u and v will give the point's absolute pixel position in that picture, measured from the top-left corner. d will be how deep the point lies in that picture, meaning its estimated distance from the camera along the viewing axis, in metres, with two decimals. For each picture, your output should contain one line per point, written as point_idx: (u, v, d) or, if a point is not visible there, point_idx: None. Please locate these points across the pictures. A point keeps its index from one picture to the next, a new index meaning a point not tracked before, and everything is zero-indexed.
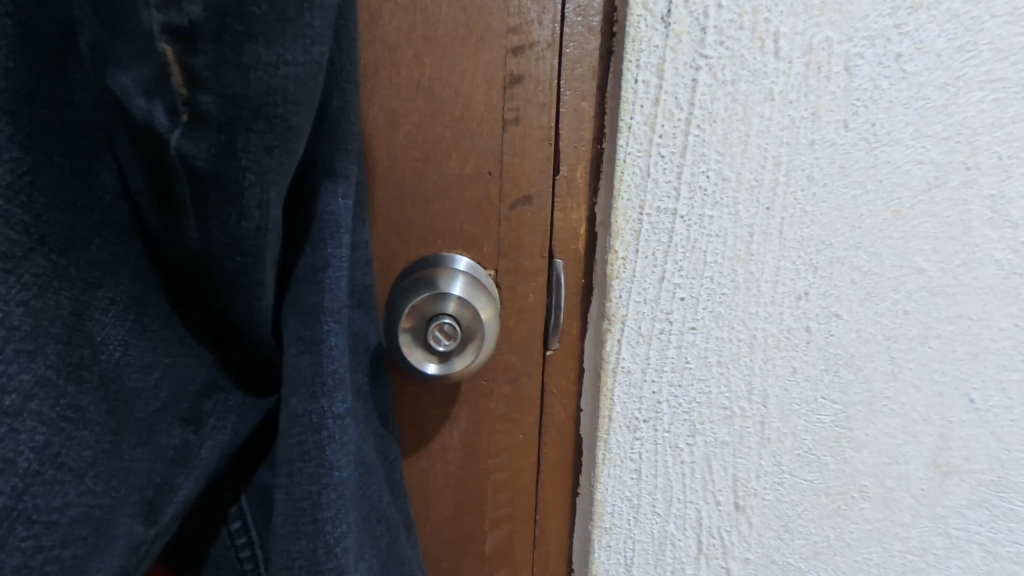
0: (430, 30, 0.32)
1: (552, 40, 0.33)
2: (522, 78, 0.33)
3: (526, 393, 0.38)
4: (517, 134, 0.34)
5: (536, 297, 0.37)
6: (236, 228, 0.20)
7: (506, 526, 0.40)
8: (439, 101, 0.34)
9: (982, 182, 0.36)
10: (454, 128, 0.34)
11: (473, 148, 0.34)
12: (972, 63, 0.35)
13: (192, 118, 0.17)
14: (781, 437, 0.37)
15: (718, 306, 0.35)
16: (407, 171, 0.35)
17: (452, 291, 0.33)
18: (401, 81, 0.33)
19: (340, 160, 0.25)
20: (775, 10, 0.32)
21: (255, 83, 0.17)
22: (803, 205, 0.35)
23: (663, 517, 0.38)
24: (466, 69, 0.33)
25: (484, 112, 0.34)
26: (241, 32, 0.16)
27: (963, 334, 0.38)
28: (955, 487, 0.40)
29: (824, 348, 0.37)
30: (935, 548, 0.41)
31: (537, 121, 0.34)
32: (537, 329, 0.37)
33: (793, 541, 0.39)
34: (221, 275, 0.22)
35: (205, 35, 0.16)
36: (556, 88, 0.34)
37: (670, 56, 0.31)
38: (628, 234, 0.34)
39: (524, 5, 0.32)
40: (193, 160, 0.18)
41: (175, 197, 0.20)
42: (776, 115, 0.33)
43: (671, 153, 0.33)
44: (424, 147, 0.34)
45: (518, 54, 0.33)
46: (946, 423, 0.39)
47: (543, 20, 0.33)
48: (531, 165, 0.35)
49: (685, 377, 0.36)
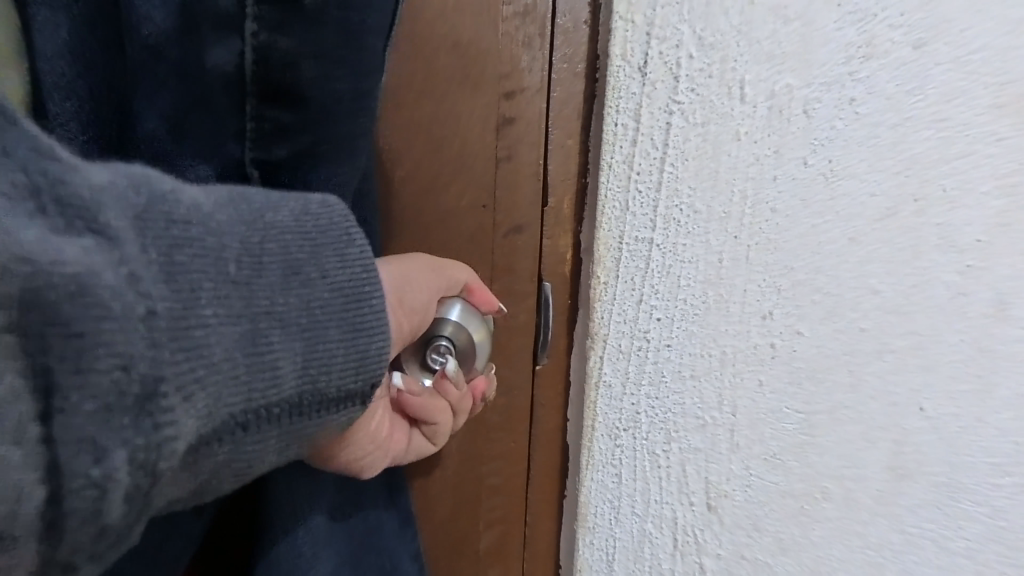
0: (430, 76, 0.36)
1: (541, 86, 0.37)
2: (514, 119, 0.37)
3: (517, 403, 0.42)
4: (509, 170, 0.38)
5: (525, 316, 0.41)
6: None
7: (498, 527, 0.44)
8: (438, 140, 0.37)
9: (929, 212, 0.40)
10: (453, 164, 0.38)
11: (469, 183, 0.38)
12: (919, 105, 0.39)
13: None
14: (749, 443, 0.40)
15: (691, 326, 0.39)
16: (409, 203, 0.38)
17: (449, 316, 0.36)
18: (403, 123, 0.37)
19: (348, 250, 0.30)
20: (741, 59, 0.35)
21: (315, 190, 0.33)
22: (768, 234, 0.38)
23: (641, 516, 0.42)
24: (467, 111, 0.37)
25: (479, 151, 0.38)
26: (310, 161, 0.32)
27: (916, 349, 0.42)
28: (910, 487, 0.44)
29: (790, 362, 0.39)
30: (892, 544, 0.45)
31: (527, 158, 0.38)
32: (527, 347, 0.41)
33: (761, 538, 0.42)
34: None
35: (287, 166, 0.32)
36: (544, 128, 0.38)
37: (647, 101, 0.36)
38: (610, 261, 0.39)
39: (515, 54, 0.37)
40: None
41: None
42: (744, 152, 0.37)
43: (647, 188, 0.37)
44: (423, 182, 0.38)
45: (510, 97, 0.37)
46: (900, 429, 0.43)
47: (533, 68, 0.37)
48: (522, 198, 0.39)
49: (661, 389, 0.40)
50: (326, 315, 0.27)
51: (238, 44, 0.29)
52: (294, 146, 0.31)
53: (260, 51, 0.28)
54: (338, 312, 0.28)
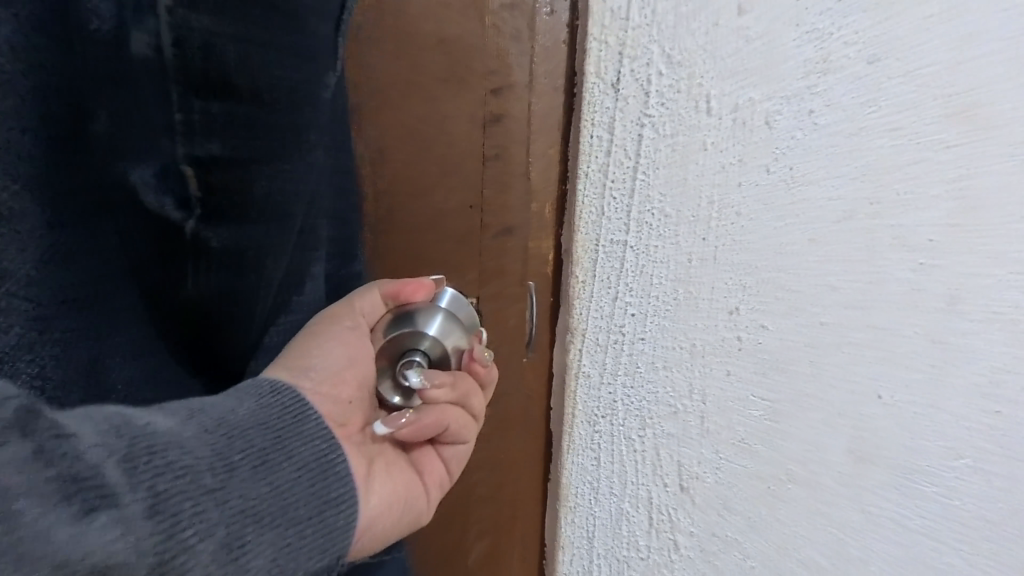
0: (414, 74, 0.37)
1: (528, 81, 0.41)
2: (502, 116, 0.41)
3: (507, 409, 0.46)
4: (499, 167, 0.42)
5: (515, 320, 0.45)
6: (233, 288, 0.27)
7: (486, 527, 0.48)
8: (423, 140, 0.39)
9: (884, 214, 0.43)
10: (441, 165, 0.40)
11: (456, 185, 0.41)
12: (873, 116, 0.42)
13: (207, 210, 0.24)
14: (718, 429, 0.44)
15: (663, 321, 0.42)
16: (398, 206, 0.40)
17: (427, 329, 0.37)
18: (387, 122, 0.37)
19: (271, 265, 0.28)
20: (707, 76, 0.39)
21: (263, 190, 0.25)
22: (733, 235, 0.41)
23: (619, 496, 0.45)
24: (455, 113, 0.39)
25: (467, 151, 0.41)
26: (251, 155, 0.23)
27: (873, 340, 0.45)
28: (869, 470, 0.47)
29: (755, 353, 0.43)
30: (852, 521, 0.48)
31: (517, 154, 0.42)
32: (514, 351, 0.45)
33: (731, 517, 0.45)
34: (210, 316, 0.28)
35: (225, 164, 0.23)
36: (529, 128, 0.42)
37: (620, 115, 0.39)
38: (587, 262, 0.42)
39: (501, 55, 0.40)
40: (210, 246, 0.25)
41: (178, 262, 0.26)
42: (710, 161, 0.40)
43: (621, 196, 0.40)
44: (411, 183, 0.39)
45: (498, 95, 0.41)
46: (859, 415, 0.46)
47: (520, 62, 0.41)
48: (513, 196, 0.43)
49: (636, 379, 0.43)
50: (297, 504, 0.25)
51: (152, 20, 0.19)
52: (231, 140, 0.23)
53: (177, 26, 0.20)
54: (307, 488, 0.26)
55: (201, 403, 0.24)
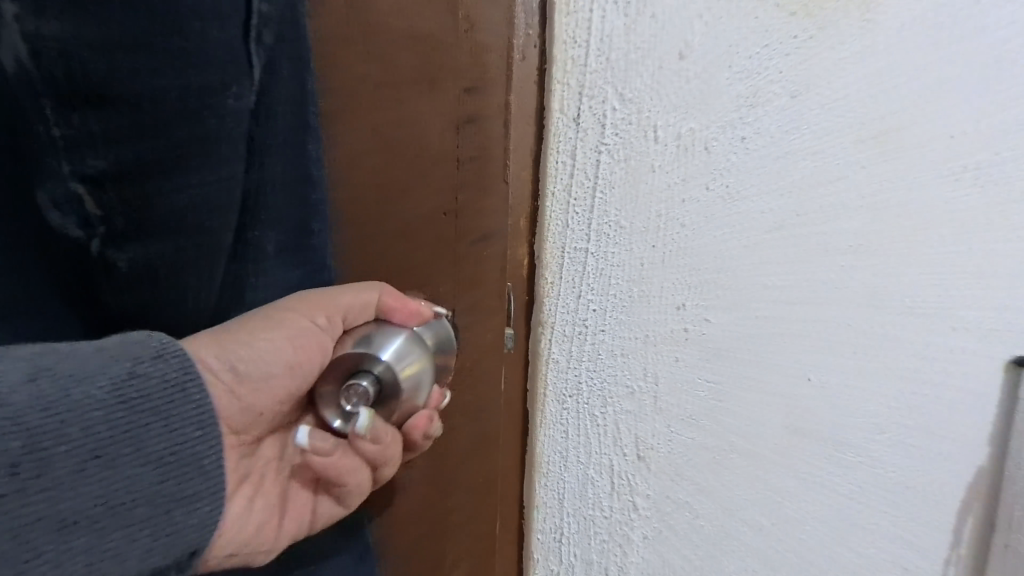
0: (387, 73, 0.40)
1: (504, 85, 0.46)
2: (476, 117, 0.45)
3: (490, 418, 0.52)
4: (475, 166, 0.47)
5: (493, 332, 0.50)
6: (153, 289, 0.33)
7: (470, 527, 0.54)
8: (397, 140, 0.42)
9: (810, 224, 0.51)
10: (415, 166, 0.44)
11: (429, 187, 0.45)
12: (798, 140, 0.50)
13: (109, 222, 0.31)
14: (669, 407, 0.52)
15: (620, 315, 0.50)
16: (373, 206, 0.43)
17: (381, 355, 0.40)
18: (360, 123, 0.41)
19: (197, 268, 0.34)
20: (655, 110, 0.46)
21: (170, 203, 0.32)
22: (679, 243, 0.49)
23: (584, 464, 0.53)
24: (429, 113, 0.43)
25: (441, 152, 0.44)
26: (150, 169, 0.31)
27: (803, 331, 0.53)
28: (804, 442, 0.55)
29: (701, 342, 0.51)
30: (790, 487, 0.56)
31: (495, 153, 0.47)
32: (497, 355, 0.51)
33: (682, 482, 0.53)
34: (136, 319, 0.34)
35: (114, 177, 0.30)
36: (506, 132, 0.47)
37: (580, 144, 0.47)
38: (554, 266, 0.50)
39: (477, 60, 0.44)
40: (120, 254, 0.32)
41: (93, 272, 0.32)
42: (658, 181, 0.48)
43: (582, 210, 0.48)
44: (383, 185, 0.43)
45: (474, 97, 0.45)
46: (794, 395, 0.54)
47: (497, 63, 0.46)
48: (491, 195, 0.48)
49: (597, 364, 0.51)
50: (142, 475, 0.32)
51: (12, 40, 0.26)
52: (118, 157, 0.30)
53: (31, 39, 0.26)
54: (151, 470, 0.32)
55: (54, 358, 0.29)
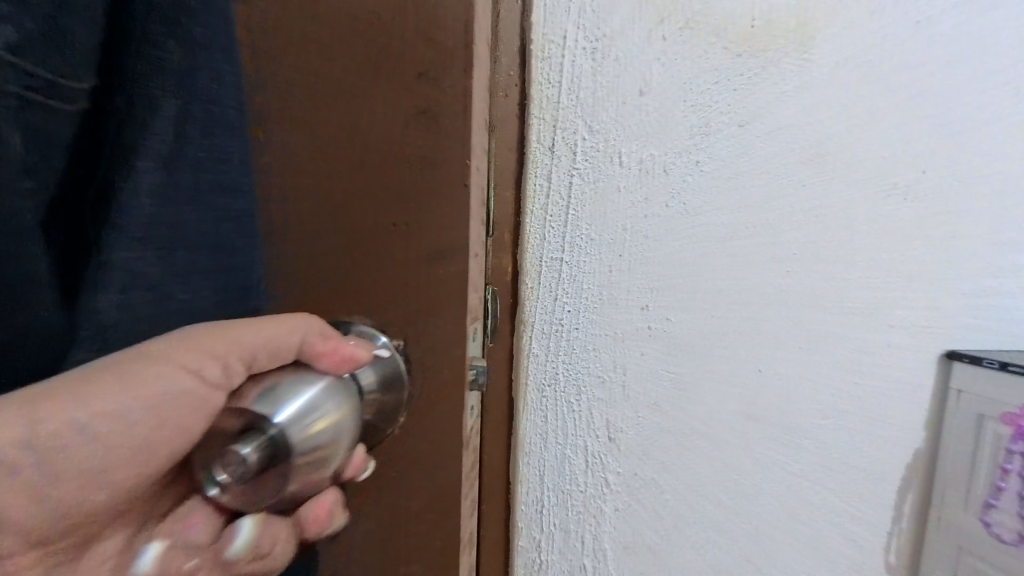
0: (337, 70, 0.44)
1: (463, 70, 0.44)
2: (433, 110, 0.44)
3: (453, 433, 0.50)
4: (435, 161, 0.45)
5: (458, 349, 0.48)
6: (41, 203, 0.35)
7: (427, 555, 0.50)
8: (350, 135, 0.44)
9: (759, 235, 0.59)
10: (371, 158, 0.45)
11: (386, 184, 0.45)
12: (746, 162, 0.57)
13: None
14: (636, 394, 0.60)
15: (591, 314, 0.57)
16: (333, 200, 0.45)
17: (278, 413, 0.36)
18: (316, 122, 0.44)
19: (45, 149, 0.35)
20: (619, 139, 0.54)
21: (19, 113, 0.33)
22: (642, 253, 0.57)
23: (562, 445, 0.60)
24: (381, 105, 0.44)
25: (398, 147, 0.44)
26: None
27: (754, 329, 0.61)
28: (758, 426, 0.63)
29: (663, 338, 0.59)
30: (745, 466, 0.64)
31: (454, 150, 0.44)
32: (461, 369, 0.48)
33: (649, 461, 0.61)
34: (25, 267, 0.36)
35: None
36: (467, 129, 0.44)
37: (555, 168, 0.54)
38: (534, 272, 0.57)
39: (433, 51, 0.43)
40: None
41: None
42: (623, 199, 0.55)
43: (557, 224, 0.56)
44: (346, 180, 0.45)
45: (432, 92, 0.44)
46: (747, 385, 0.62)
47: (456, 51, 0.43)
48: (450, 200, 0.45)
49: (572, 357, 0.58)
50: None
51: None
52: None
53: None
54: None
55: None
